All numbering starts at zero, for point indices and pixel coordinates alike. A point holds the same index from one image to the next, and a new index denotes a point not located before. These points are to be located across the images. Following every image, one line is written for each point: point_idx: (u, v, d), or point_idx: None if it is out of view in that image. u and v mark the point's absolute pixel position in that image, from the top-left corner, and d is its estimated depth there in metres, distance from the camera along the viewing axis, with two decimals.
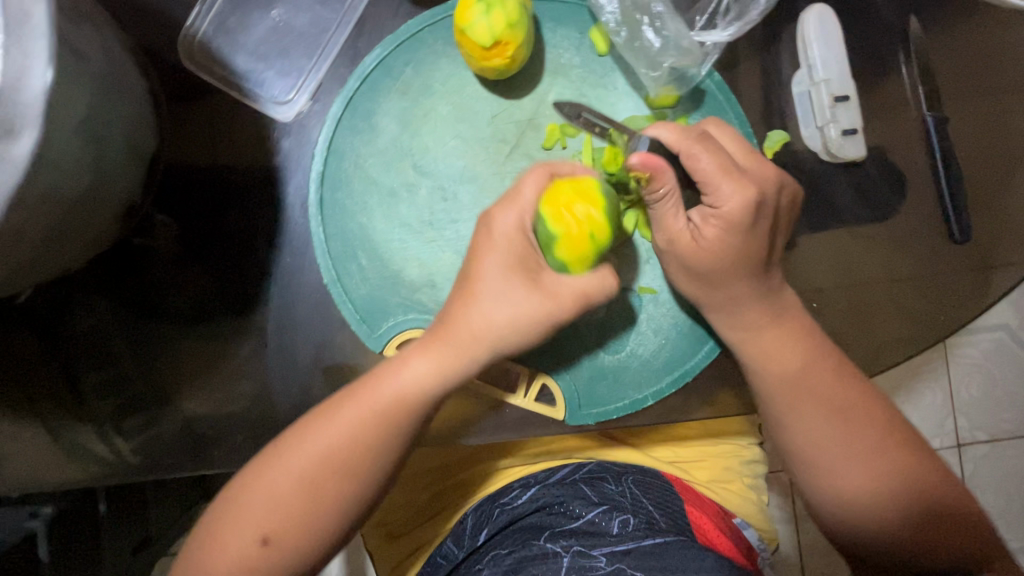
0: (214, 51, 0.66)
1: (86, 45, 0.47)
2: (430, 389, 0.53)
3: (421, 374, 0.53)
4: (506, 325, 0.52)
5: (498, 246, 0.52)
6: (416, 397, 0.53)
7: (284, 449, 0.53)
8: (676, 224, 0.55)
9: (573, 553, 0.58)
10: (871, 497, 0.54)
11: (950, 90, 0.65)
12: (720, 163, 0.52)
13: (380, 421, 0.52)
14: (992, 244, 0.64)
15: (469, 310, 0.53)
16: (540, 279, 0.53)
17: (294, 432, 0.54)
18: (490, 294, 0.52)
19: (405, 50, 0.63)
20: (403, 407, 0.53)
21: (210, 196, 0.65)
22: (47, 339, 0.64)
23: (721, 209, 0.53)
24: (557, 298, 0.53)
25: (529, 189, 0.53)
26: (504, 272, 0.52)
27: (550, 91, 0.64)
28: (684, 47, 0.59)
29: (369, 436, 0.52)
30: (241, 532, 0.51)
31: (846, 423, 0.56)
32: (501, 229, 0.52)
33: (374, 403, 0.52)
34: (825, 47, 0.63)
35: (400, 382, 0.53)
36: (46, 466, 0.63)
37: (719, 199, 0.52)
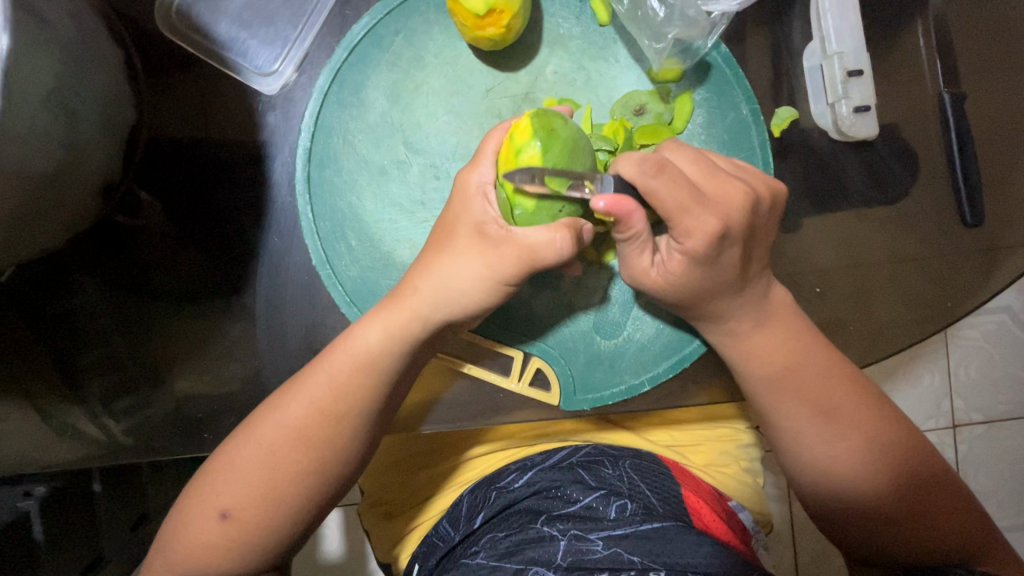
0: (193, 18, 0.62)
1: (52, 11, 0.44)
2: (378, 348, 0.53)
3: (370, 332, 0.53)
4: (459, 285, 0.52)
5: (460, 212, 0.53)
6: (367, 356, 0.53)
7: (267, 425, 0.52)
8: (640, 262, 0.53)
9: (570, 537, 0.59)
10: (847, 476, 0.54)
11: (968, 64, 0.62)
12: (681, 198, 0.47)
13: (336, 382, 0.52)
14: (1006, 225, 0.61)
15: (421, 266, 0.54)
16: (485, 231, 0.52)
17: (263, 406, 0.53)
18: (444, 252, 0.53)
19: (395, 18, 0.60)
20: (359, 369, 0.52)
21: (193, 171, 0.63)
22: (33, 318, 0.63)
23: (682, 246, 0.50)
24: (501, 253, 0.51)
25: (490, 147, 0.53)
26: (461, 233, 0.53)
27: (547, 63, 0.60)
28: (690, 16, 0.56)
29: (326, 401, 0.52)
30: (218, 510, 0.51)
31: (844, 409, 0.55)
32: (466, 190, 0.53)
33: (330, 364, 0.52)
34: (841, 17, 0.59)
35: (352, 343, 0.53)
36: (35, 447, 0.62)
37: (680, 235, 0.50)
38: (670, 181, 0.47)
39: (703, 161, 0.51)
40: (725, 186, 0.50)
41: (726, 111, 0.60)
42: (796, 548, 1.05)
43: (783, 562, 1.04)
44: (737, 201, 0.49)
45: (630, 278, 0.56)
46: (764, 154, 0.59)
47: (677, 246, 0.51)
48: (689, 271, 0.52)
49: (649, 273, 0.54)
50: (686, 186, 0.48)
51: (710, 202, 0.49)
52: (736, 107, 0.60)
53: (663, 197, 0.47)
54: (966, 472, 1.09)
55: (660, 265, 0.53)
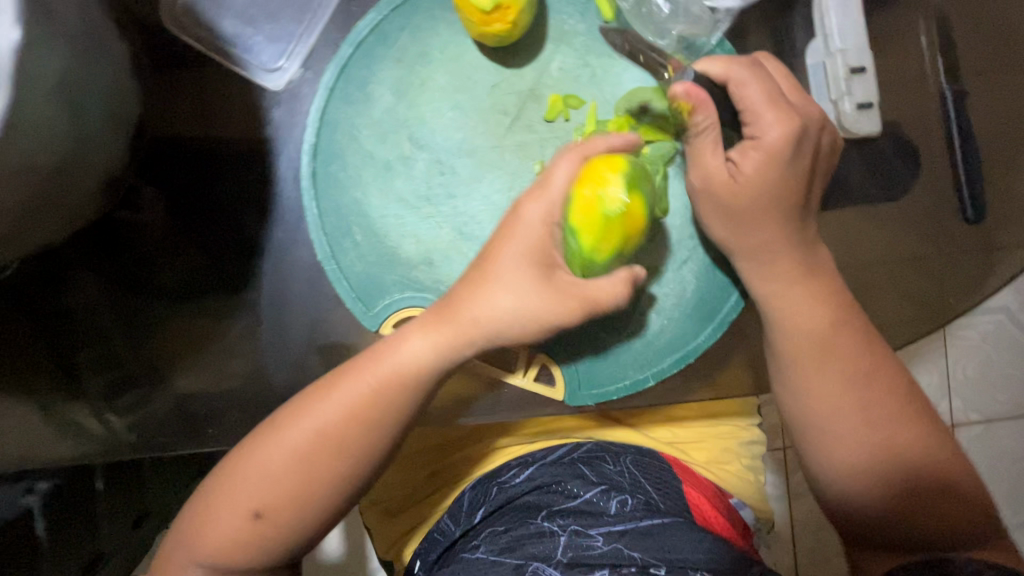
0: (198, 14, 0.62)
1: (60, 4, 0.44)
2: (426, 365, 0.53)
3: (418, 346, 0.53)
4: (519, 312, 0.52)
5: (520, 248, 0.52)
6: (413, 368, 0.53)
7: (295, 427, 0.52)
8: (714, 160, 0.55)
9: (570, 532, 0.59)
10: (855, 476, 0.54)
11: (969, 63, 0.63)
12: (755, 95, 0.53)
13: (379, 392, 0.52)
14: (1006, 222, 0.62)
15: (474, 295, 0.53)
16: (552, 271, 0.52)
17: (292, 407, 0.54)
18: (500, 281, 0.52)
19: (400, 15, 0.60)
20: (402, 382, 0.52)
21: (197, 168, 0.63)
22: (36, 315, 0.62)
23: (760, 140, 0.54)
24: (563, 300, 0.52)
25: (561, 178, 0.51)
26: (520, 269, 0.52)
27: (553, 60, 0.61)
28: (694, 13, 0.59)
29: (354, 409, 0.52)
30: (251, 510, 0.51)
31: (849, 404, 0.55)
32: (530, 223, 0.52)
33: (374, 374, 0.52)
34: (843, 15, 0.60)
35: (398, 357, 0.53)
36: (38, 443, 0.62)
37: (758, 130, 0.54)
38: (755, 79, 0.54)
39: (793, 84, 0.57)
40: (807, 102, 0.55)
41: None
42: (795, 546, 1.05)
43: (783, 560, 1.05)
44: (813, 116, 0.54)
45: (698, 179, 0.57)
46: None
47: (753, 141, 0.54)
48: (764, 169, 0.54)
49: (721, 171, 0.55)
50: (770, 87, 0.54)
51: (782, 106, 0.53)
52: None
53: (747, 89, 0.54)
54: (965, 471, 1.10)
55: (732, 167, 0.55)
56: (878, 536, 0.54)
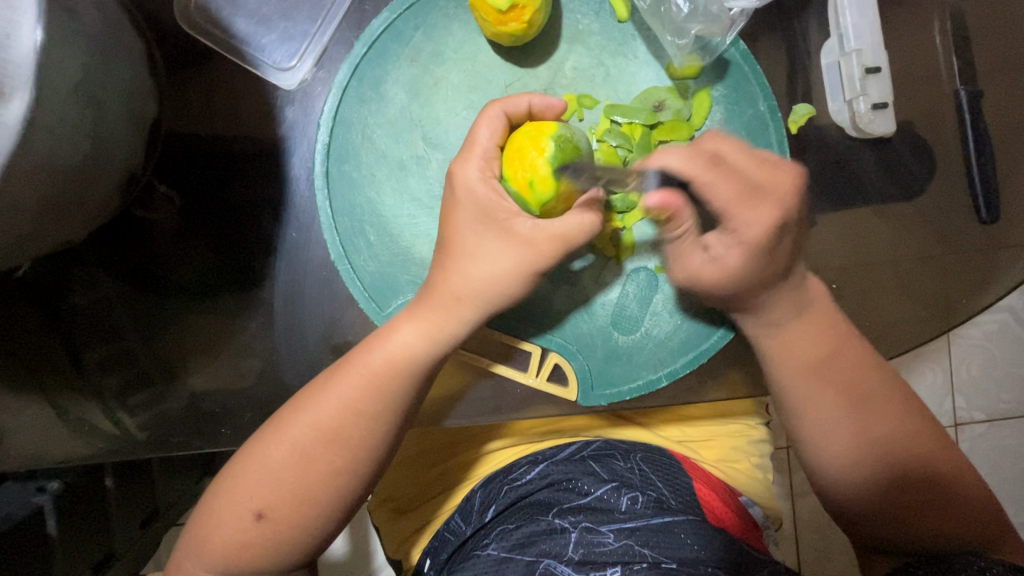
0: (212, 13, 0.62)
1: (79, 3, 0.44)
2: (417, 352, 0.53)
3: (408, 335, 0.53)
4: (499, 283, 0.53)
5: (469, 205, 0.53)
6: (404, 357, 0.53)
7: (296, 424, 0.52)
8: (695, 260, 0.56)
9: (581, 529, 0.59)
10: (862, 471, 0.55)
11: (984, 63, 0.62)
12: (732, 193, 0.50)
13: (372, 382, 0.52)
14: (1019, 222, 0.62)
15: (451, 270, 0.53)
16: (512, 227, 0.52)
17: (291, 405, 0.53)
18: (472, 256, 0.53)
19: (414, 13, 0.60)
20: (395, 370, 0.52)
21: (210, 166, 0.63)
22: (48, 313, 0.62)
23: (739, 237, 0.52)
24: (533, 246, 0.52)
25: (484, 136, 0.53)
26: (479, 232, 0.53)
27: (567, 59, 0.61)
28: (712, 13, 0.56)
29: (359, 397, 0.52)
30: (253, 510, 0.51)
31: (861, 404, 0.55)
32: (465, 185, 0.53)
33: (365, 365, 0.52)
34: (859, 15, 0.59)
35: (388, 346, 0.53)
36: (52, 442, 0.62)
37: (735, 224, 0.52)
38: (724, 174, 0.50)
39: (755, 149, 0.53)
40: (775, 174, 0.52)
41: (744, 108, 0.60)
42: (800, 544, 1.05)
43: (788, 558, 1.05)
44: (787, 184, 0.52)
45: (686, 277, 0.57)
46: (782, 151, 0.60)
47: (731, 236, 0.53)
48: (745, 261, 0.53)
49: (705, 270, 0.55)
50: (740, 181, 0.51)
51: (755, 198, 0.51)
52: (754, 104, 0.60)
53: (720, 191, 0.50)
54: None
55: (714, 260, 0.54)
56: (878, 538, 0.55)
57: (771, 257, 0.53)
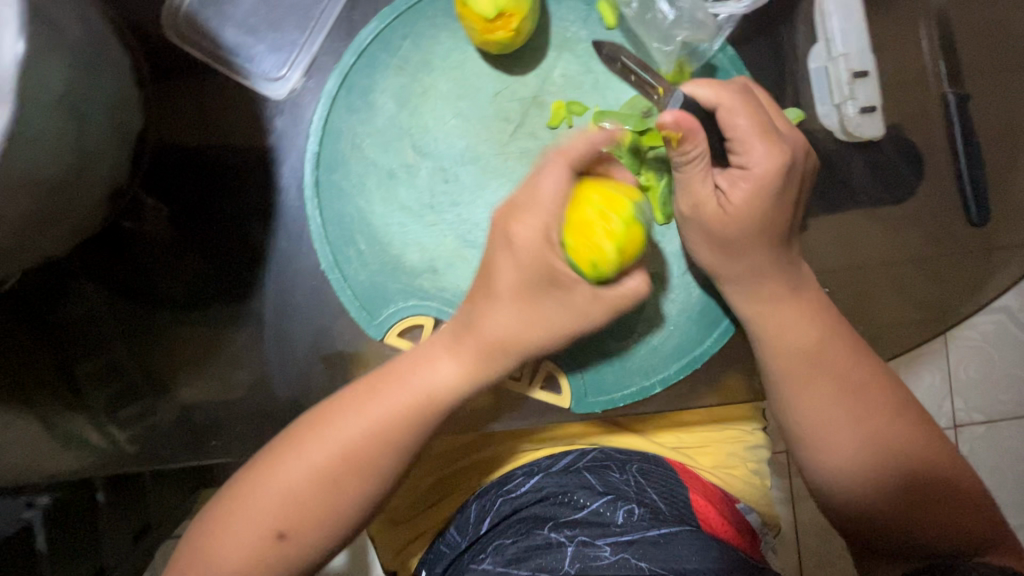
0: (201, 24, 0.62)
1: (62, 17, 0.44)
2: (455, 387, 0.53)
3: (445, 371, 0.53)
4: (550, 333, 0.53)
5: (525, 265, 0.50)
6: (443, 393, 0.53)
7: (314, 449, 0.51)
8: (704, 190, 0.53)
9: (577, 543, 0.57)
10: (867, 473, 0.53)
11: (971, 65, 0.63)
12: (757, 122, 0.51)
13: (411, 419, 0.52)
14: (1010, 223, 0.62)
15: (498, 317, 0.52)
16: (573, 288, 0.51)
17: (306, 427, 0.52)
18: (523, 309, 0.52)
19: (403, 23, 0.60)
20: (432, 405, 0.52)
21: (199, 177, 0.63)
22: (38, 327, 0.62)
23: (749, 170, 0.52)
24: (588, 310, 0.52)
25: (551, 190, 0.49)
26: (538, 290, 0.51)
27: (556, 67, 0.61)
28: (698, 19, 0.57)
29: (395, 434, 0.52)
30: (275, 531, 0.50)
31: (863, 410, 0.55)
32: (524, 243, 0.50)
33: (401, 402, 0.52)
34: (845, 20, 0.60)
35: (425, 382, 0.52)
36: (40, 456, 0.62)
37: (748, 160, 0.52)
38: (748, 108, 0.51)
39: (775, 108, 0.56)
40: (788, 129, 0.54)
41: None
42: (800, 550, 1.04)
43: (789, 565, 1.04)
44: (798, 141, 0.53)
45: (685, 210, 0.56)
46: None
47: (741, 170, 0.52)
48: (750, 203, 0.52)
49: (710, 201, 0.54)
50: (763, 118, 0.52)
51: (773, 138, 0.52)
52: None
53: (738, 117, 0.51)
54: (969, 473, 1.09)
55: (719, 196, 0.54)
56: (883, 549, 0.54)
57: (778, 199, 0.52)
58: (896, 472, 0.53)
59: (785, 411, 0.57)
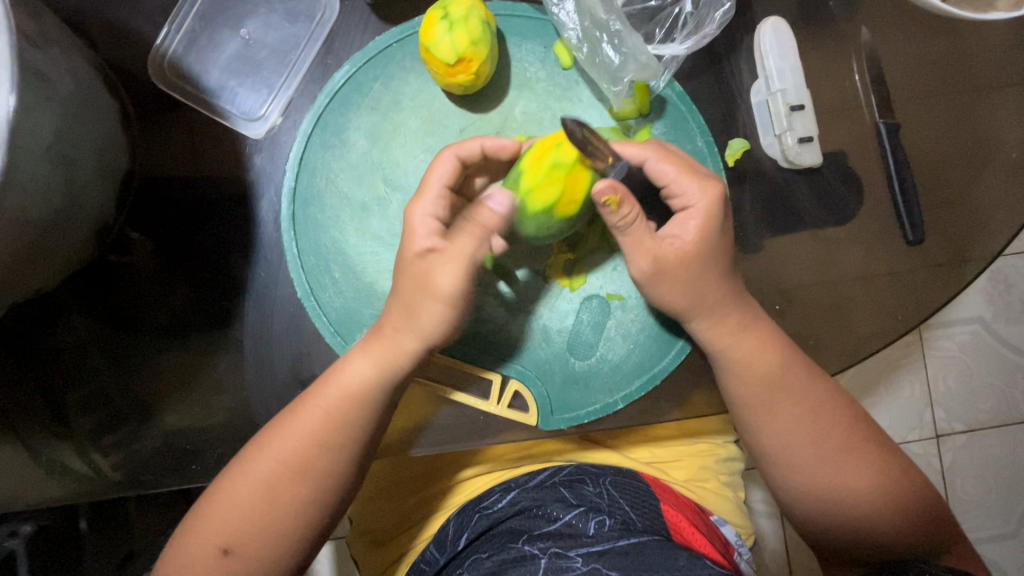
0: (184, 69, 0.66)
1: (53, 71, 0.48)
2: (370, 384, 0.55)
3: (359, 366, 0.55)
4: (445, 320, 0.55)
5: (427, 250, 0.55)
6: (357, 388, 0.55)
7: (263, 461, 0.53)
8: (657, 244, 0.56)
9: (550, 555, 0.59)
10: (817, 479, 0.57)
11: (903, 96, 0.68)
12: (684, 165, 0.58)
13: (330, 414, 0.54)
14: (949, 241, 0.66)
15: (399, 307, 0.56)
16: (465, 271, 0.55)
17: (257, 440, 0.55)
18: (420, 296, 0.55)
19: (374, 66, 0.65)
20: (350, 402, 0.55)
21: (181, 210, 0.66)
22: (24, 358, 0.64)
23: (692, 208, 0.57)
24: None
25: (439, 177, 0.56)
26: (432, 274, 0.55)
27: (516, 104, 0.65)
28: (642, 61, 0.60)
29: (317, 430, 0.54)
30: (218, 546, 0.52)
31: (819, 418, 0.58)
32: (416, 227, 0.55)
33: (322, 400, 0.55)
34: (782, 58, 0.64)
35: (342, 379, 0.55)
36: (24, 484, 0.63)
37: (687, 200, 0.57)
38: (671, 155, 0.58)
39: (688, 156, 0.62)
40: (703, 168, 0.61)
41: (683, 144, 0.65)
42: (789, 563, 1.06)
43: None
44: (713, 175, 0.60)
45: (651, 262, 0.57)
46: (720, 183, 0.64)
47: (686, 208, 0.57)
48: (702, 238, 0.57)
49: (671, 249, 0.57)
50: (685, 163, 0.58)
51: (702, 175, 0.58)
52: (692, 140, 0.65)
53: (662, 168, 0.57)
54: (952, 482, 1.12)
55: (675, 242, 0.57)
56: (838, 545, 0.58)
57: (710, 236, 0.57)
58: (843, 482, 0.57)
59: (749, 420, 0.60)
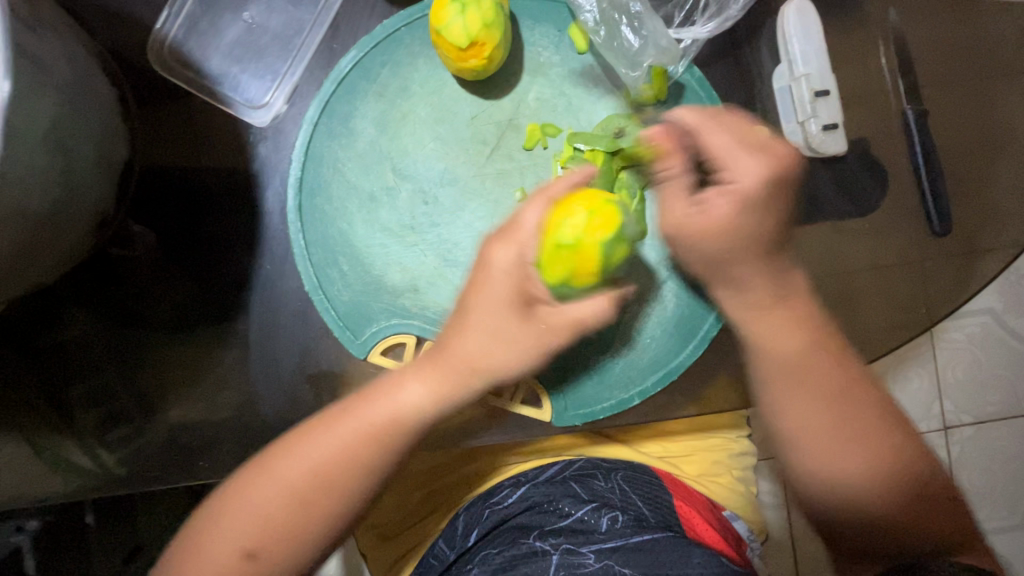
0: (185, 55, 0.64)
1: (50, 57, 0.46)
2: (422, 408, 0.53)
3: (414, 393, 0.53)
4: (503, 359, 0.53)
5: (495, 286, 0.52)
6: (412, 415, 0.53)
7: (280, 459, 0.52)
8: (680, 207, 0.55)
9: (562, 551, 0.58)
10: (847, 469, 0.54)
11: (930, 81, 0.65)
12: (728, 143, 0.54)
13: (375, 436, 0.52)
14: (973, 232, 0.64)
15: (461, 337, 0.53)
16: (531, 309, 0.53)
17: (279, 444, 0.54)
18: (484, 330, 0.53)
19: (381, 51, 0.62)
20: (398, 426, 0.53)
21: (186, 202, 0.64)
22: (26, 353, 0.63)
23: (735, 185, 0.53)
24: (547, 330, 0.53)
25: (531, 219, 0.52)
26: (501, 312, 0.52)
27: (529, 91, 0.63)
28: (663, 45, 0.59)
29: (358, 448, 0.52)
30: (242, 549, 0.51)
31: (853, 404, 0.55)
32: (500, 267, 0.52)
33: (368, 417, 0.53)
34: (806, 42, 0.62)
35: (394, 402, 0.53)
36: (28, 481, 0.62)
37: (734, 174, 0.54)
38: (722, 124, 0.55)
39: (749, 122, 0.56)
40: (763, 145, 0.54)
41: None
42: (795, 557, 1.05)
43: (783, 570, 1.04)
44: (781, 156, 0.54)
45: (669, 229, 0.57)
46: None
47: (726, 186, 0.54)
48: (736, 210, 0.54)
49: (688, 213, 0.55)
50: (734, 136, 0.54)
51: (754, 153, 0.54)
52: None
53: (711, 142, 0.54)
54: (960, 474, 1.11)
55: (700, 208, 0.55)
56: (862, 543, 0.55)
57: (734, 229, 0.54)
58: (871, 473, 0.54)
59: (776, 406, 0.56)
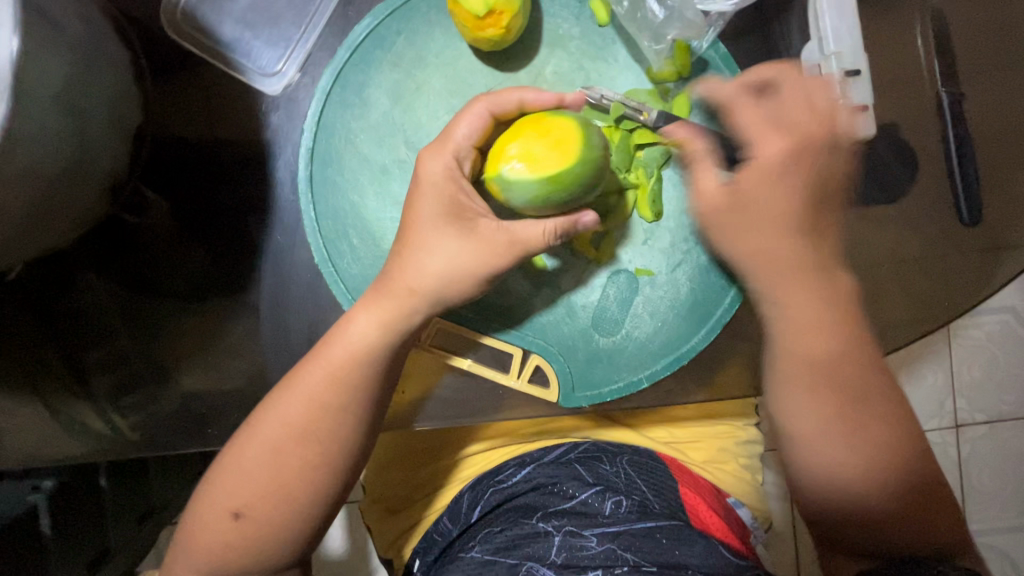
0: (198, 19, 0.63)
1: (62, 15, 0.45)
2: (375, 340, 0.53)
3: (364, 322, 0.53)
4: (449, 267, 0.53)
5: (432, 196, 0.53)
6: (359, 345, 0.53)
7: (266, 423, 0.52)
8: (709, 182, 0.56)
9: (565, 533, 0.61)
10: (851, 468, 0.53)
11: (966, 64, 0.62)
12: (762, 117, 0.56)
13: (332, 373, 0.52)
14: (1002, 224, 0.62)
15: (405, 262, 0.53)
16: (473, 224, 0.53)
17: (261, 404, 0.54)
18: (422, 249, 0.53)
19: (397, 19, 0.61)
20: (356, 361, 0.52)
21: (199, 170, 0.64)
22: (42, 317, 0.64)
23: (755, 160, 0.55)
24: (491, 247, 0.53)
25: (462, 132, 0.54)
26: (439, 227, 0.53)
27: (547, 64, 0.61)
28: (688, 18, 0.57)
29: (323, 392, 0.52)
30: (230, 508, 0.51)
31: (865, 400, 0.54)
32: (431, 177, 0.53)
33: (328, 356, 0.53)
34: (839, 16, 0.59)
35: (347, 337, 0.53)
36: (44, 443, 0.63)
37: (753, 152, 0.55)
38: (753, 105, 0.56)
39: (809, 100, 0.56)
40: (805, 122, 0.56)
41: None
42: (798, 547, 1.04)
43: (785, 559, 1.05)
44: (814, 136, 0.55)
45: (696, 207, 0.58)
46: None
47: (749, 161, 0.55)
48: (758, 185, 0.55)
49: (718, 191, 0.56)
50: (766, 113, 0.56)
51: (779, 131, 0.55)
52: None
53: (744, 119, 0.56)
54: (970, 473, 1.09)
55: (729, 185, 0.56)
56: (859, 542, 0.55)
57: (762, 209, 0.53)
58: (872, 473, 0.53)
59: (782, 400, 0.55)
